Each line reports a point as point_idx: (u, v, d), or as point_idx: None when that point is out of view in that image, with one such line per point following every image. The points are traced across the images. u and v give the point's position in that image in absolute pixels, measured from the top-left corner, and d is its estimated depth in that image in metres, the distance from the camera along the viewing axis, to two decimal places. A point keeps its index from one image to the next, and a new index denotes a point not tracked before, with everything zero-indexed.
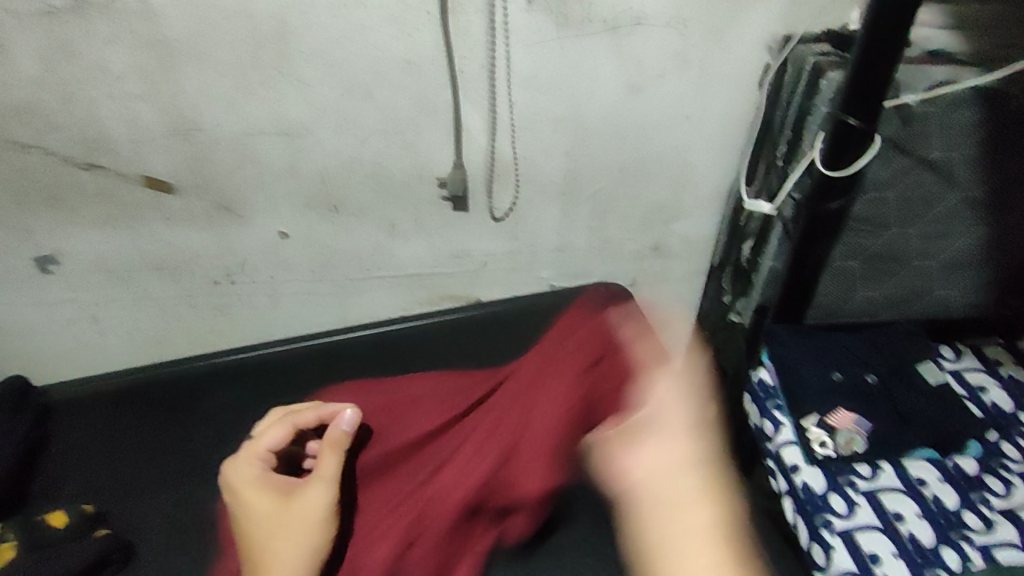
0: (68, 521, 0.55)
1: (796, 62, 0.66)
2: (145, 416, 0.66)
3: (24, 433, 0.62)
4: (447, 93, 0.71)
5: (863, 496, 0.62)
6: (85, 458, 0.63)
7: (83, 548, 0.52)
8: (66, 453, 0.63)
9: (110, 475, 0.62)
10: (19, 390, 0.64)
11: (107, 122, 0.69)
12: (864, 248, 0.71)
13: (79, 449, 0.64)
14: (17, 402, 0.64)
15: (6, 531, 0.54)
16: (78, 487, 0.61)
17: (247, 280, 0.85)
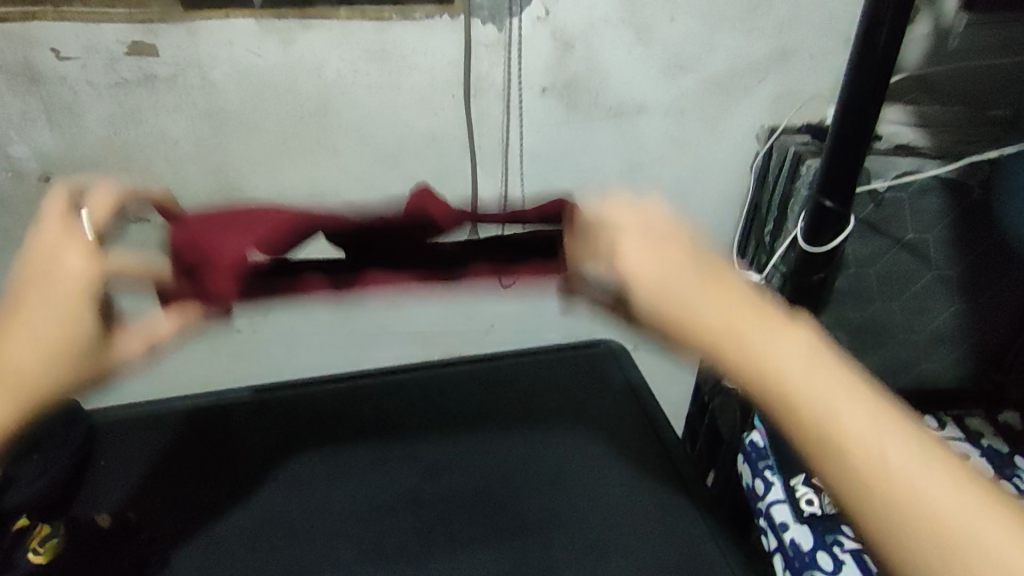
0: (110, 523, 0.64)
1: (780, 150, 0.75)
2: (181, 440, 0.73)
3: (74, 448, 0.70)
4: (465, 166, 0.78)
5: (848, 554, 0.64)
6: (125, 474, 0.70)
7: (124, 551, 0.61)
8: (110, 467, 0.71)
9: (144, 490, 0.68)
10: (72, 413, 0.71)
11: (158, 179, 0.77)
12: (849, 320, 0.78)
13: (114, 466, 0.71)
14: (70, 419, 0.71)
15: (57, 529, 0.63)
16: (118, 500, 0.67)
17: (268, 329, 0.89)
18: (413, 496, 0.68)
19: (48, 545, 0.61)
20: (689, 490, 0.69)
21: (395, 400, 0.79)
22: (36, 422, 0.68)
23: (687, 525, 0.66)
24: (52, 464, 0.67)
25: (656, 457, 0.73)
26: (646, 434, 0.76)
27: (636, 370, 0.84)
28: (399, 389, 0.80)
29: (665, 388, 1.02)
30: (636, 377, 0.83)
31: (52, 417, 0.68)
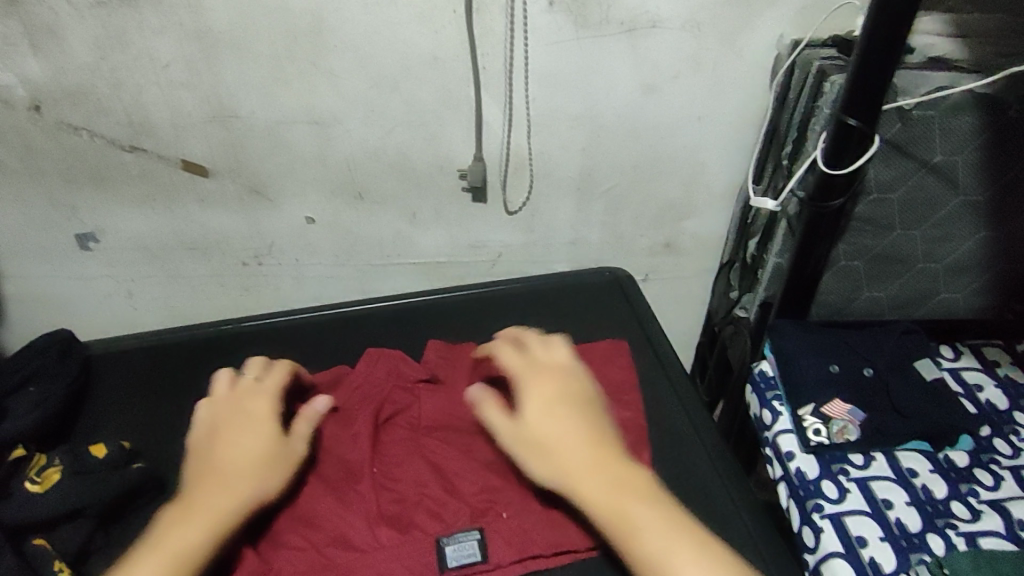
0: (108, 452, 0.63)
1: (803, 64, 0.69)
2: (180, 368, 0.75)
3: (70, 379, 0.70)
4: (469, 88, 0.74)
5: (853, 482, 0.64)
6: (121, 403, 0.72)
7: (121, 477, 0.61)
8: (107, 395, 0.72)
9: (141, 424, 0.70)
10: (66, 342, 0.72)
11: (151, 107, 0.74)
12: (869, 249, 0.73)
13: (111, 399, 0.72)
14: (65, 351, 0.72)
15: (55, 458, 0.62)
16: (117, 430, 0.69)
17: (273, 261, 0.88)
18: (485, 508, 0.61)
19: (46, 474, 0.60)
20: (693, 422, 0.69)
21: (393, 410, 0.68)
22: (28, 350, 0.70)
23: (688, 457, 0.66)
24: (45, 396, 0.67)
25: (658, 388, 0.73)
26: (650, 365, 0.75)
27: (644, 302, 0.82)
28: (401, 321, 0.81)
29: (677, 319, 1.00)
30: (642, 309, 0.82)
31: (44, 341, 0.71)
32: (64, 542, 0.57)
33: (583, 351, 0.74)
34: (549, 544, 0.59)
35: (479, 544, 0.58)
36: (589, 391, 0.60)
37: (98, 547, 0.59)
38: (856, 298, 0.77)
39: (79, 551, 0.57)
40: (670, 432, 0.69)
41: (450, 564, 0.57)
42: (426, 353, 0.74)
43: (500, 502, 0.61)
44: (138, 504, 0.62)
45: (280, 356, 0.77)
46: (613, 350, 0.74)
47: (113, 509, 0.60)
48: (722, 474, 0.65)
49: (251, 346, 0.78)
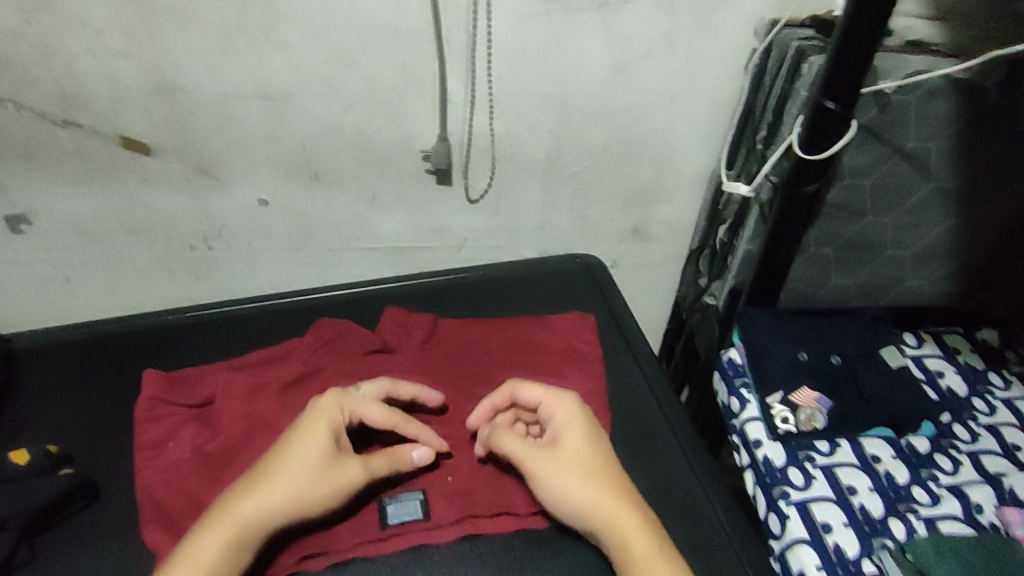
0: (30, 459, 0.57)
1: (780, 45, 0.67)
2: (116, 363, 0.70)
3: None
4: (433, 64, 0.70)
5: (819, 470, 0.64)
6: (49, 403, 0.67)
7: (46, 485, 0.56)
8: (31, 395, 0.67)
9: (69, 425, 0.65)
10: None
11: (85, 77, 0.67)
12: (839, 236, 0.72)
13: (38, 398, 0.67)
14: None
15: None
16: (44, 431, 0.64)
17: (225, 246, 0.83)
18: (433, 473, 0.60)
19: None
20: (663, 412, 0.68)
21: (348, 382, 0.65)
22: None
23: (661, 450, 0.65)
24: None
25: (627, 375, 0.71)
26: (619, 353, 0.73)
27: (613, 287, 0.81)
28: (360, 310, 0.77)
29: (645, 305, 0.99)
30: (613, 295, 0.80)
31: None
32: None
33: (549, 323, 0.73)
34: (491, 505, 0.58)
35: (421, 505, 0.57)
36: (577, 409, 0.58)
37: (21, 562, 0.54)
38: (824, 283, 0.77)
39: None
40: (640, 423, 0.67)
41: (388, 525, 0.56)
42: (381, 323, 0.71)
43: (446, 466, 0.60)
44: (66, 514, 0.58)
45: (230, 345, 0.73)
46: (580, 324, 0.73)
47: (38, 521, 0.56)
48: (693, 463, 0.63)
49: (198, 335, 0.73)
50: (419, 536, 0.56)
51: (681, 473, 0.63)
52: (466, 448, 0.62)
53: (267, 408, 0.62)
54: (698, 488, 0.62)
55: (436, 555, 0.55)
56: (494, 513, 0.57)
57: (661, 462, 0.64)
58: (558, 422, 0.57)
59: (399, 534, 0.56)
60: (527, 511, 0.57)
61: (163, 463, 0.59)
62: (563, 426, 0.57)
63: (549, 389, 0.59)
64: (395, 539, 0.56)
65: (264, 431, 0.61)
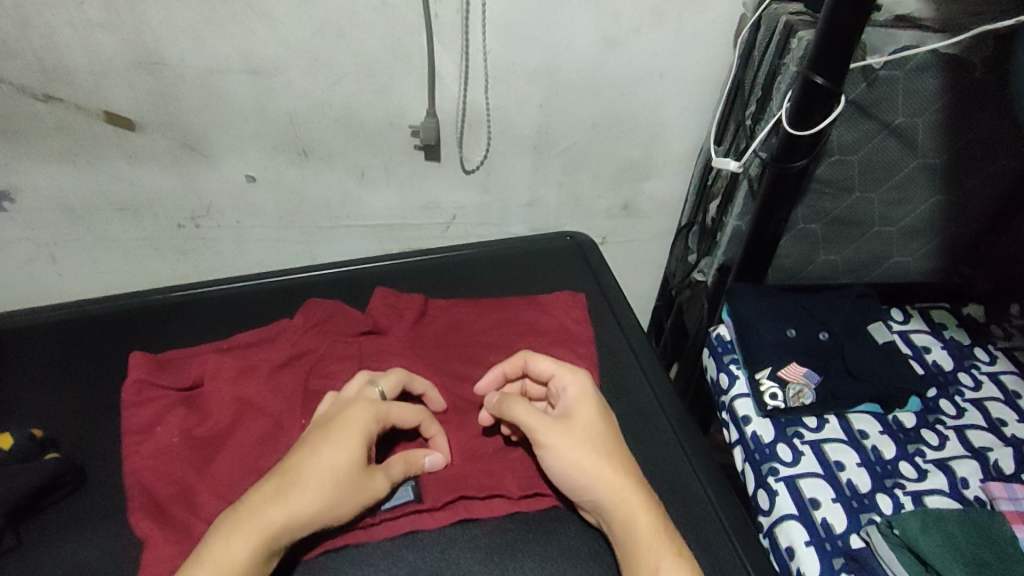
0: (14, 445, 0.58)
1: (770, 20, 0.67)
2: (103, 344, 0.70)
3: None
4: (421, 38, 0.69)
5: (807, 446, 0.65)
6: (32, 384, 0.67)
7: (32, 470, 0.56)
8: (17, 376, 0.67)
9: (56, 406, 0.65)
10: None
11: (65, 51, 0.66)
12: (827, 212, 0.73)
13: (24, 380, 0.67)
14: None
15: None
16: (32, 413, 0.65)
17: (213, 224, 0.82)
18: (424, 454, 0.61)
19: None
20: (653, 390, 0.68)
21: (337, 361, 0.65)
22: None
23: (650, 426, 0.65)
24: None
25: (617, 352, 0.72)
26: (610, 332, 0.74)
27: (603, 265, 0.81)
28: (350, 288, 0.77)
29: (635, 282, 0.99)
30: (603, 274, 0.80)
31: None
32: None
33: (540, 301, 0.74)
34: (482, 486, 0.58)
35: (413, 488, 0.57)
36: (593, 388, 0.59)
37: (9, 547, 0.55)
38: (811, 261, 0.77)
39: None
40: (630, 402, 0.67)
41: (382, 509, 0.56)
42: (372, 304, 0.71)
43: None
44: (53, 500, 0.58)
45: (220, 324, 0.73)
46: (571, 303, 0.73)
47: (24, 506, 0.56)
48: (683, 445, 0.64)
49: (187, 314, 0.73)
50: (411, 519, 0.56)
51: (669, 451, 0.64)
52: (455, 429, 0.63)
53: (255, 391, 0.62)
54: (687, 465, 0.63)
55: (428, 535, 0.56)
56: (485, 495, 0.58)
57: (651, 441, 0.64)
58: (570, 396, 0.58)
59: (391, 517, 0.56)
60: (519, 494, 0.58)
61: (151, 447, 0.59)
62: (575, 401, 0.57)
63: (563, 363, 0.60)
64: (386, 522, 0.56)
65: (252, 415, 0.61)
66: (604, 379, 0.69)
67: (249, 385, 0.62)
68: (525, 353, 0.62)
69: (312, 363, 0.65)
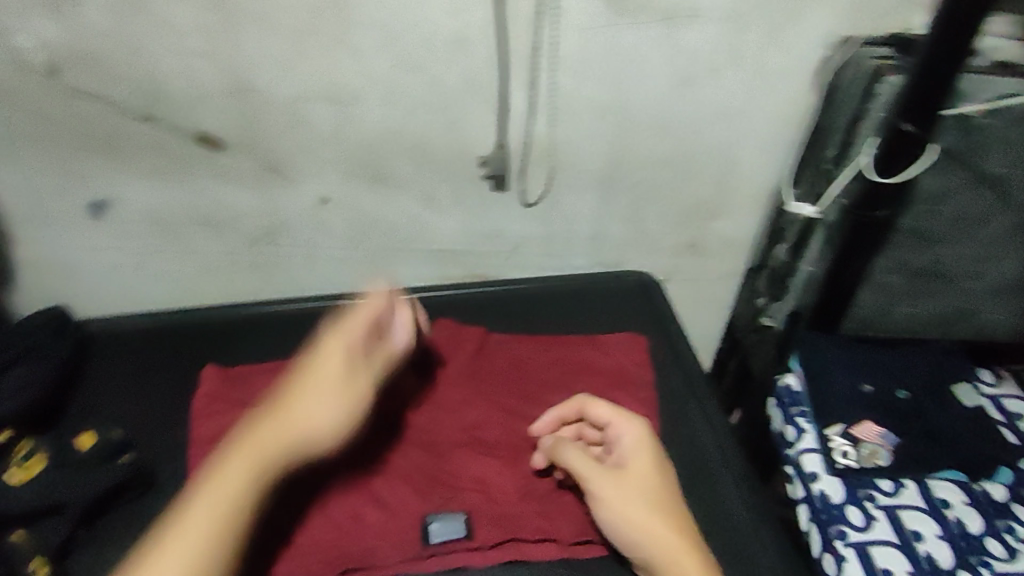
0: (94, 445, 0.60)
1: (853, 62, 0.64)
2: (178, 355, 0.73)
3: (64, 361, 0.69)
4: (496, 72, 0.70)
5: (881, 511, 0.62)
6: (115, 389, 0.70)
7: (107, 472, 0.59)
8: (98, 379, 0.71)
9: (130, 413, 0.68)
10: (62, 320, 0.71)
11: (166, 77, 0.71)
12: (909, 262, 0.69)
13: (104, 383, 0.71)
14: (59, 330, 0.70)
15: (42, 444, 0.60)
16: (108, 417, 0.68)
17: (286, 241, 0.86)
18: (483, 488, 0.60)
19: (31, 461, 0.58)
20: (716, 440, 0.66)
21: (398, 388, 0.66)
22: (22, 327, 0.68)
23: (710, 478, 0.63)
24: (33, 377, 0.65)
25: (678, 397, 0.70)
26: (673, 376, 0.72)
27: (670, 309, 0.79)
28: None
29: (698, 323, 0.96)
30: (669, 319, 0.78)
31: (35, 318, 0.69)
32: (45, 538, 0.56)
33: (602, 342, 0.73)
34: (535, 530, 0.57)
35: (465, 523, 0.57)
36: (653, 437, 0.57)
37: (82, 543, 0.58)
38: (889, 312, 0.73)
39: (59, 547, 0.56)
40: (690, 449, 0.65)
41: (431, 542, 0.56)
42: (434, 334, 0.73)
43: (493, 485, 0.60)
44: (126, 500, 0.61)
45: (287, 342, 0.75)
46: (632, 345, 0.72)
47: (97, 506, 0.59)
48: (744, 501, 0.61)
49: (256, 330, 0.76)
50: (461, 555, 0.56)
51: (730, 506, 0.61)
52: (510, 464, 0.62)
53: None
54: (747, 524, 0.60)
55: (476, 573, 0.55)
56: (538, 539, 0.57)
57: (712, 493, 0.62)
58: (628, 444, 0.56)
59: (443, 551, 0.56)
60: (571, 540, 0.57)
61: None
62: (632, 450, 0.56)
63: (620, 411, 0.58)
64: (438, 556, 0.56)
65: None
66: (664, 424, 0.67)
67: None
68: (583, 397, 0.61)
69: (372, 388, 0.67)
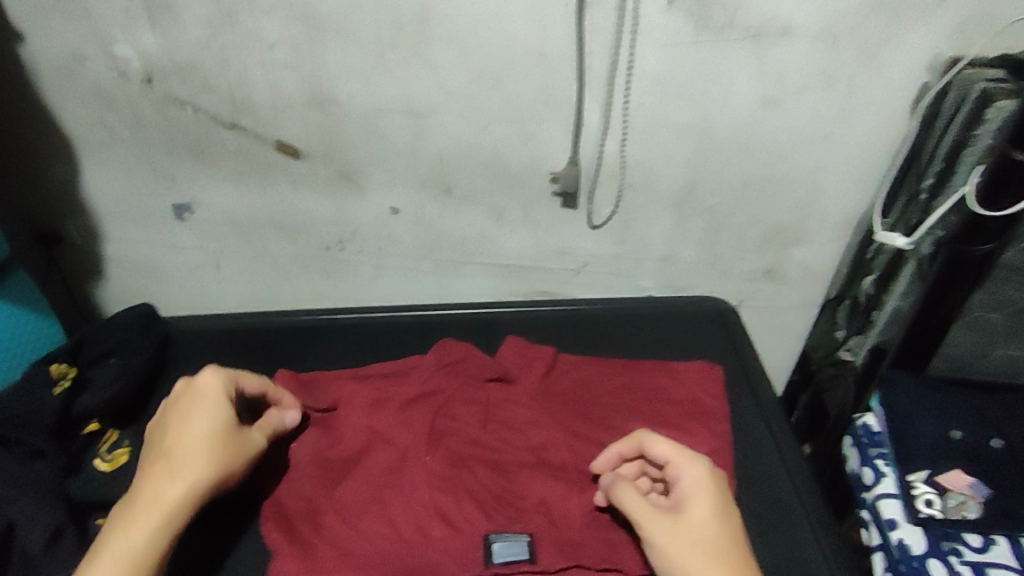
0: None
1: (960, 86, 0.61)
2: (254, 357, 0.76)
3: (150, 356, 0.71)
4: (574, 89, 0.70)
5: (967, 568, 0.57)
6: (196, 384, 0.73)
7: None
8: (180, 375, 0.74)
9: None
10: (148, 317, 0.73)
11: (254, 87, 0.73)
12: (1011, 301, 0.64)
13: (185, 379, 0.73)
14: (147, 328, 0.72)
15: (124, 440, 0.66)
16: None
17: (356, 249, 0.87)
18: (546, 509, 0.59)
19: (116, 454, 0.64)
20: (794, 483, 0.63)
21: (460, 403, 0.65)
22: (113, 324, 0.70)
23: (783, 519, 0.60)
24: (124, 369, 0.67)
25: (749, 431, 0.67)
26: (746, 409, 0.69)
27: (746, 344, 0.76)
28: (477, 328, 0.78)
29: (769, 351, 0.93)
30: (746, 353, 0.75)
31: (125, 315, 0.71)
32: None
33: (672, 368, 0.70)
34: (600, 558, 0.55)
35: (528, 546, 0.56)
36: (713, 482, 0.55)
37: None
38: (987, 353, 0.68)
39: None
40: (765, 487, 0.62)
41: (494, 562, 0.55)
42: (501, 352, 0.70)
43: (557, 508, 0.59)
44: None
45: (355, 351, 0.76)
46: (705, 375, 0.69)
47: None
48: (820, 546, 0.58)
49: (326, 336, 0.78)
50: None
51: (807, 552, 0.58)
52: (576, 490, 0.60)
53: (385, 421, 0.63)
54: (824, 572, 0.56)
55: None
56: (605, 569, 0.55)
57: (785, 535, 0.59)
58: (688, 487, 0.54)
59: (504, 572, 0.55)
60: (637, 575, 0.55)
61: (287, 463, 0.62)
62: (693, 494, 0.54)
63: (681, 449, 0.56)
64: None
65: (380, 446, 0.62)
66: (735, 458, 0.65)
67: (378, 417, 0.64)
68: (643, 432, 0.58)
69: (434, 404, 0.65)
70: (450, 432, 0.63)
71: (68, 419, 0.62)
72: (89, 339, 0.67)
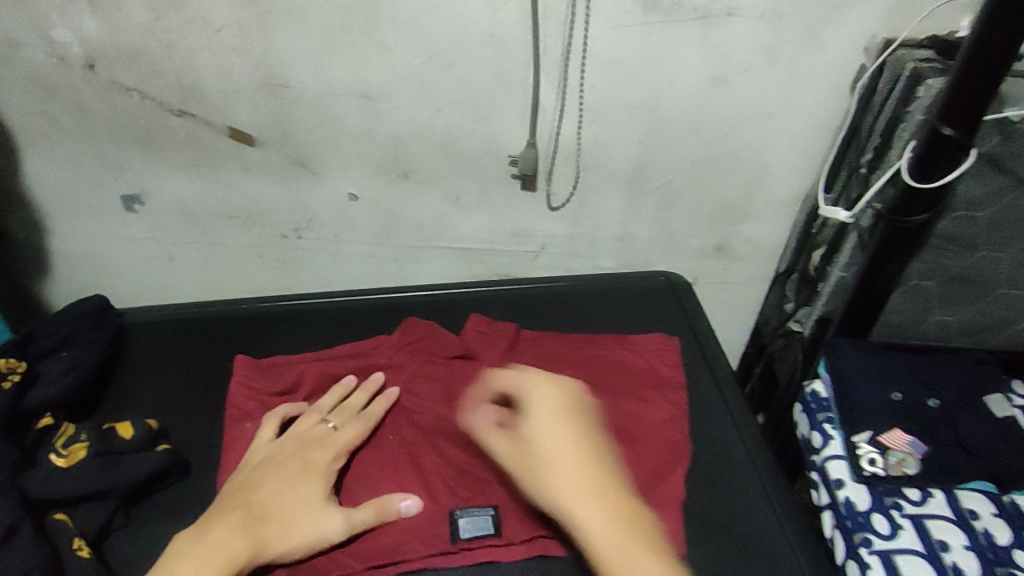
0: (134, 434, 0.61)
1: (894, 66, 0.64)
2: (212, 346, 0.75)
3: (102, 349, 0.70)
4: (527, 71, 0.70)
5: (907, 520, 0.61)
6: (153, 374, 0.72)
7: (145, 460, 0.59)
8: (132, 365, 0.73)
9: (163, 401, 0.69)
10: (100, 309, 0.72)
11: (201, 72, 0.72)
12: (946, 269, 0.68)
13: (139, 370, 0.72)
14: (100, 319, 0.71)
15: (82, 432, 0.61)
16: (146, 405, 0.69)
17: (313, 236, 0.87)
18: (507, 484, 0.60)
19: (72, 448, 0.59)
20: (742, 447, 0.65)
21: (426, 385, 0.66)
22: (66, 314, 0.69)
23: (734, 481, 0.62)
24: (76, 361, 0.66)
25: (703, 399, 0.70)
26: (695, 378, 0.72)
27: (697, 309, 0.79)
28: (442, 311, 0.79)
29: (724, 326, 0.95)
30: (698, 321, 0.78)
31: (78, 306, 0.71)
32: (85, 522, 0.56)
33: (633, 341, 0.72)
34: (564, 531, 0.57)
35: (493, 521, 0.57)
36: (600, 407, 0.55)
37: (117, 526, 0.59)
38: (923, 320, 0.72)
39: (99, 530, 0.57)
40: (719, 451, 0.65)
41: (459, 538, 0.56)
42: (465, 330, 0.71)
43: None
44: (161, 487, 0.62)
45: (315, 335, 0.76)
46: (662, 346, 0.72)
47: (137, 490, 0.60)
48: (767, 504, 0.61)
49: (287, 322, 0.77)
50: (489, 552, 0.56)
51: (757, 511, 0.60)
52: None
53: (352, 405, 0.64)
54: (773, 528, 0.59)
55: (505, 565, 0.56)
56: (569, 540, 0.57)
57: (742, 499, 0.61)
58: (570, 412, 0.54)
59: (470, 547, 0.56)
60: None
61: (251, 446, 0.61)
62: (571, 418, 0.53)
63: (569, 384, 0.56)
64: (465, 552, 0.56)
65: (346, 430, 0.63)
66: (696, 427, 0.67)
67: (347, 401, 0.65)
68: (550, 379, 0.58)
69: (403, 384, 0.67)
70: (412, 413, 0.64)
71: (19, 413, 0.61)
72: (37, 334, 0.66)
